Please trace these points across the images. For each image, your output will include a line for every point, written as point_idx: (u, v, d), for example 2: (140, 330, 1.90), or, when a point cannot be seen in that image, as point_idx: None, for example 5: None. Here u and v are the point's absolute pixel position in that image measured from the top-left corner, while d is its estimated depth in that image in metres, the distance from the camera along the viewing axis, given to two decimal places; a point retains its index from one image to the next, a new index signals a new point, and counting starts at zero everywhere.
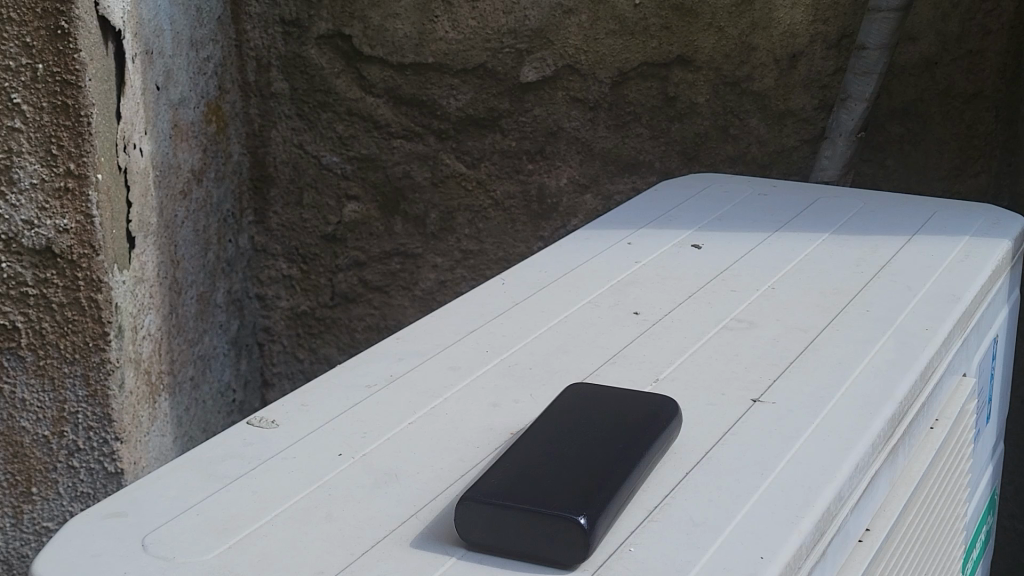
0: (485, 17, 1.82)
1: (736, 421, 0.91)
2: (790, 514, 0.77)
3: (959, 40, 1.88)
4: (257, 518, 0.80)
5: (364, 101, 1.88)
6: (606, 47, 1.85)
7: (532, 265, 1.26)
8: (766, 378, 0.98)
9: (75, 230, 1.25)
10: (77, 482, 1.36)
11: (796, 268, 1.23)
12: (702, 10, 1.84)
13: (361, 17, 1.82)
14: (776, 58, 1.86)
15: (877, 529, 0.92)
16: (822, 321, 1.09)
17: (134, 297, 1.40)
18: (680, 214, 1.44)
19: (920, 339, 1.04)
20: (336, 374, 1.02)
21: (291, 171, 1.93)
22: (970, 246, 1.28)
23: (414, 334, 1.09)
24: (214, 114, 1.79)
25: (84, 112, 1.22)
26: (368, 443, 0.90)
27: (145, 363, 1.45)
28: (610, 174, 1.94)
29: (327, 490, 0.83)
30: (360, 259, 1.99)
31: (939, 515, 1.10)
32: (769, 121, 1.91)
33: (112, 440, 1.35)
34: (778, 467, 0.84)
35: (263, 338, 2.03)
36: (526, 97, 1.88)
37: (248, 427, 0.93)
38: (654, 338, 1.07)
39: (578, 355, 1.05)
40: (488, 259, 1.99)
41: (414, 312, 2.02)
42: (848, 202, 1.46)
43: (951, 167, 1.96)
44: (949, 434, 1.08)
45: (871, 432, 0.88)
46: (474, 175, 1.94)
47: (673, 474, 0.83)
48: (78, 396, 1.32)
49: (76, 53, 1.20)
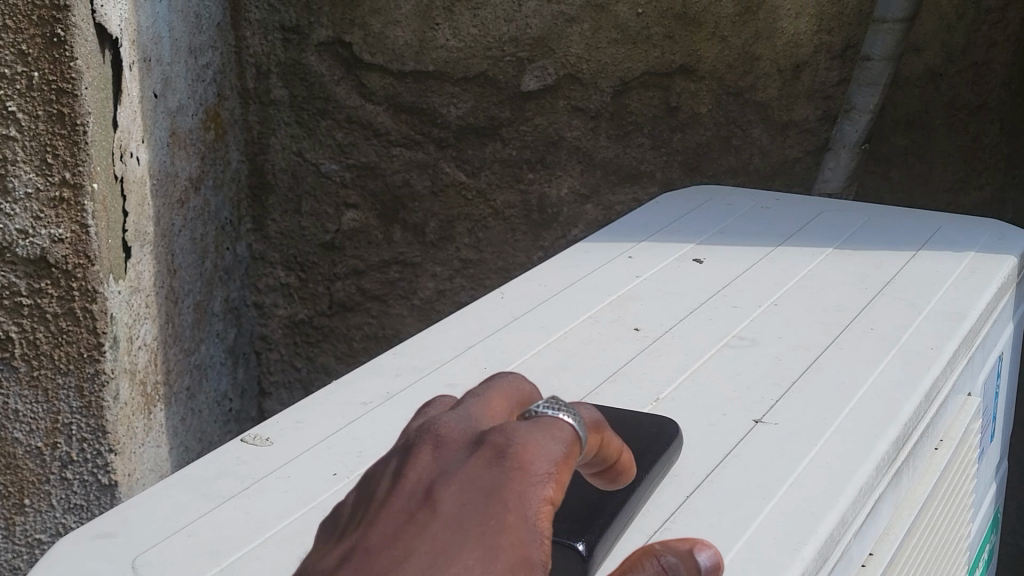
0: (487, 26, 1.80)
1: (738, 442, 0.89)
2: (794, 541, 0.76)
3: (964, 51, 1.86)
4: (249, 541, 0.78)
5: (364, 108, 1.87)
6: (608, 56, 1.83)
7: (533, 279, 1.25)
8: (769, 399, 0.96)
9: (70, 240, 1.24)
10: (69, 494, 1.35)
11: (798, 284, 1.22)
12: (705, 19, 1.82)
13: (362, 24, 1.80)
14: (780, 68, 1.86)
15: (881, 554, 0.90)
16: (825, 340, 1.08)
17: (130, 307, 1.39)
18: (681, 227, 1.42)
19: (925, 359, 1.03)
20: (332, 391, 1.00)
21: (289, 179, 1.92)
22: (975, 262, 1.27)
23: (410, 350, 1.08)
24: (213, 121, 1.78)
25: (80, 121, 1.21)
26: (364, 462, 0.88)
27: (140, 374, 1.43)
28: (611, 184, 1.92)
29: (321, 511, 0.82)
30: (359, 268, 1.98)
31: (943, 538, 1.09)
32: (772, 132, 1.90)
33: (106, 452, 1.33)
34: (781, 491, 0.82)
35: (260, 346, 2.02)
36: (527, 105, 1.86)
37: (241, 444, 0.92)
38: (656, 357, 1.05)
39: (577, 372, 1.03)
40: (487, 268, 1.97)
41: (413, 321, 2.01)
42: (853, 216, 1.44)
43: (955, 180, 1.94)
44: (955, 453, 1.06)
45: (876, 456, 0.87)
46: (474, 185, 1.92)
47: (672, 499, 0.82)
48: (72, 407, 1.31)
49: (72, 61, 1.19)
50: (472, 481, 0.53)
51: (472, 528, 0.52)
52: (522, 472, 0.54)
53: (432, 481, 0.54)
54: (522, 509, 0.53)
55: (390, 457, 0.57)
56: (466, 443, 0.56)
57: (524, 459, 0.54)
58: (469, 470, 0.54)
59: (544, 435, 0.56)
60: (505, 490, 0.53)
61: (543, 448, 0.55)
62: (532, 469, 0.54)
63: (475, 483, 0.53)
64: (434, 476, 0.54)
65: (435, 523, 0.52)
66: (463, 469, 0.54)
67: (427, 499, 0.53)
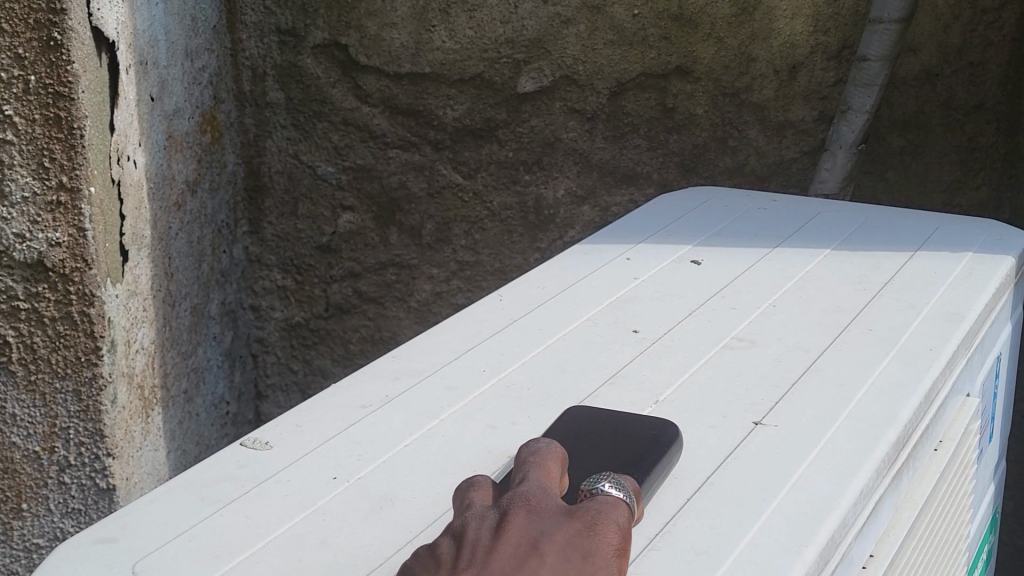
0: (482, 27, 1.80)
1: (738, 444, 0.89)
2: (795, 543, 0.76)
3: (960, 52, 1.86)
4: (250, 545, 0.78)
5: (360, 111, 1.87)
6: (604, 58, 1.83)
7: (530, 281, 1.25)
8: (768, 401, 0.96)
9: (67, 244, 1.24)
10: (67, 498, 1.35)
11: (796, 285, 1.22)
12: (701, 20, 1.82)
13: (358, 26, 1.80)
14: (776, 69, 1.86)
15: (881, 556, 0.90)
16: (824, 341, 1.08)
17: (127, 311, 1.39)
18: (679, 229, 1.42)
19: (925, 360, 1.03)
20: (331, 394, 1.00)
21: (286, 181, 1.92)
22: (974, 262, 1.27)
23: (409, 353, 1.07)
24: (209, 124, 1.77)
25: (77, 125, 1.21)
26: (363, 466, 0.88)
27: (138, 378, 1.43)
28: (607, 186, 1.92)
29: (322, 515, 0.82)
30: (355, 270, 1.98)
31: (943, 539, 1.09)
32: (768, 132, 1.90)
33: (104, 456, 1.33)
34: (781, 493, 0.82)
35: (256, 349, 2.02)
36: (523, 107, 1.86)
37: (241, 448, 0.92)
38: (654, 359, 1.05)
39: (576, 375, 1.03)
40: (484, 270, 1.97)
41: (409, 323, 2.01)
42: (851, 217, 1.44)
43: (951, 180, 1.94)
44: (954, 454, 1.06)
45: (876, 458, 0.87)
46: (470, 186, 1.92)
47: (673, 501, 0.82)
48: (70, 412, 1.30)
49: (68, 64, 1.18)
50: (568, 545, 0.70)
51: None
52: (605, 540, 0.71)
53: (536, 535, 0.70)
54: (608, 567, 0.70)
55: (488, 512, 0.73)
56: (554, 514, 0.73)
57: (606, 533, 0.72)
58: (566, 531, 0.71)
59: (609, 505, 0.74)
60: (596, 555, 0.70)
61: (616, 530, 0.72)
62: (606, 536, 0.71)
63: (571, 545, 0.70)
64: (537, 531, 0.71)
65: (547, 565, 0.68)
66: (559, 526, 0.71)
67: (537, 550, 0.69)
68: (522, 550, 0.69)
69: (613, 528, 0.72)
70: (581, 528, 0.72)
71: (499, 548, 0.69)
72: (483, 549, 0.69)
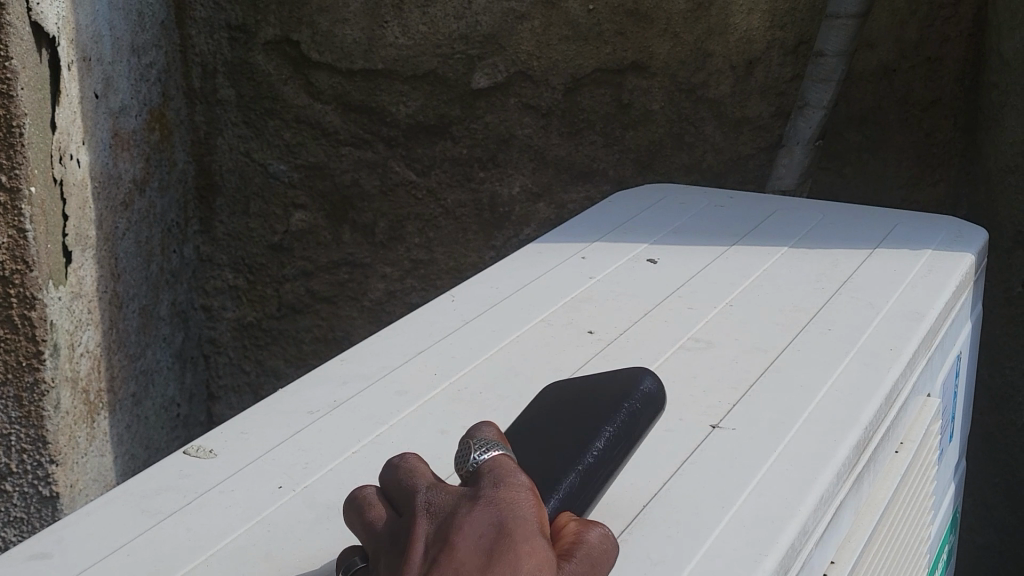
0: (436, 23, 1.77)
1: (695, 449, 0.87)
2: (754, 551, 0.74)
3: (917, 47, 1.86)
4: (190, 558, 0.75)
5: (312, 108, 1.83)
6: (559, 53, 1.80)
7: (483, 281, 1.22)
8: (726, 403, 0.95)
9: (7, 245, 1.20)
10: (9, 506, 1.31)
11: (754, 283, 1.21)
12: (657, 16, 1.80)
13: (310, 23, 1.77)
14: (732, 64, 1.85)
15: (842, 561, 0.88)
16: (782, 341, 1.06)
17: (71, 313, 1.35)
18: (635, 226, 1.40)
19: (885, 360, 1.01)
20: (278, 399, 0.97)
21: (237, 179, 1.88)
22: (932, 260, 1.26)
23: (359, 356, 1.05)
24: (158, 122, 1.74)
25: (16, 123, 1.17)
26: (310, 474, 0.85)
27: (82, 381, 1.39)
28: (562, 183, 1.90)
29: (267, 526, 0.79)
30: (307, 270, 1.94)
31: (904, 541, 1.07)
32: (724, 129, 1.89)
33: (47, 463, 1.30)
34: (740, 499, 0.80)
35: (208, 350, 1.98)
36: (477, 104, 1.83)
37: (184, 457, 0.89)
38: (610, 360, 1.03)
39: (529, 377, 1.01)
40: (439, 268, 1.95)
41: (363, 323, 1.98)
42: (809, 213, 1.43)
43: (909, 176, 1.94)
44: (915, 456, 1.05)
45: (837, 462, 0.85)
46: (424, 184, 1.89)
47: (629, 508, 0.80)
48: (11, 418, 1.27)
49: (6, 61, 1.15)
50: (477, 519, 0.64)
51: (491, 545, 0.63)
52: (511, 500, 0.66)
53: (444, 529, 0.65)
54: (525, 523, 0.64)
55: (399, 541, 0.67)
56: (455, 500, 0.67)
57: (509, 493, 0.66)
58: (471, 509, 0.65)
59: (495, 469, 0.68)
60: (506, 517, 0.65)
61: (519, 488, 0.67)
62: (520, 494, 0.66)
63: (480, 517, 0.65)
64: (444, 524, 0.65)
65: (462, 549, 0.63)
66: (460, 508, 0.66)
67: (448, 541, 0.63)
68: (434, 547, 0.64)
69: (514, 484, 0.67)
70: (487, 498, 0.66)
71: (413, 551, 0.64)
72: (400, 563, 0.64)
